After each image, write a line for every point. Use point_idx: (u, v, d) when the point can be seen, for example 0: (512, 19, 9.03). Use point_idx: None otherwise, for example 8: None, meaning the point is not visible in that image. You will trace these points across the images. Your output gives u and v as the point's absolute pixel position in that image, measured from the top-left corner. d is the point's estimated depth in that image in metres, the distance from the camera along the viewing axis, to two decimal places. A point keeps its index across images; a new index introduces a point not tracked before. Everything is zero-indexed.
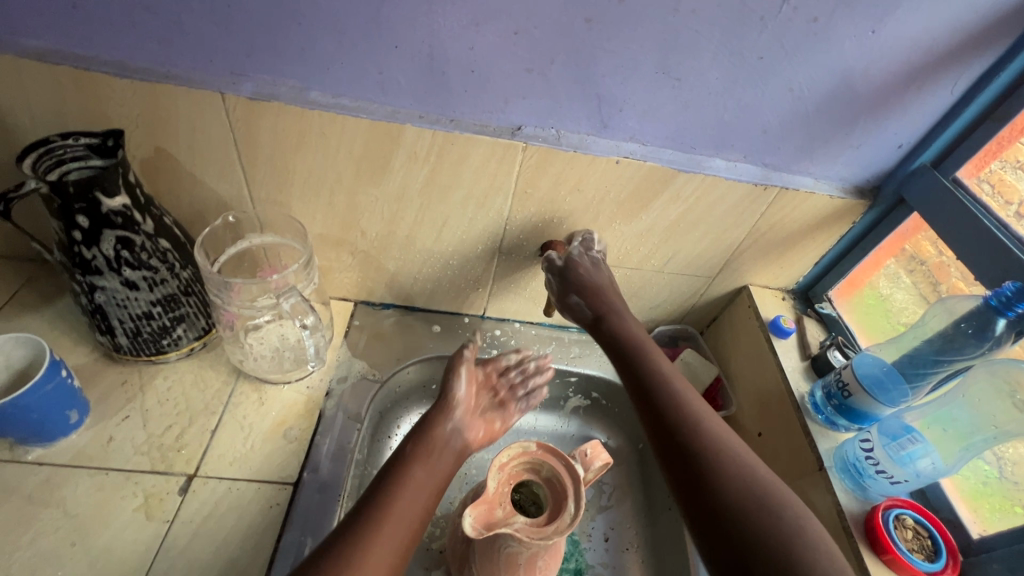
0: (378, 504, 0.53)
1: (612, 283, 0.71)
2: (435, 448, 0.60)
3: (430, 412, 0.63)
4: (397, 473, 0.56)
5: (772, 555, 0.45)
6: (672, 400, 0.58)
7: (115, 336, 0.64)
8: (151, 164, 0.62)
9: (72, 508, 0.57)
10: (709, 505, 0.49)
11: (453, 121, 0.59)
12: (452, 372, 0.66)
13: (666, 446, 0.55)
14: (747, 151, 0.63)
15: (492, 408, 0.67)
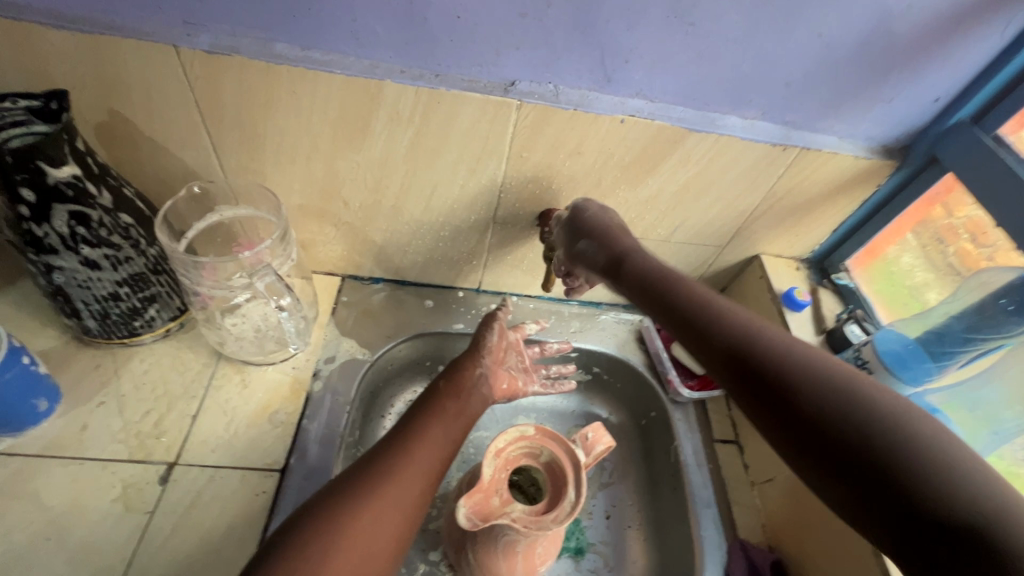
0: (401, 447, 0.52)
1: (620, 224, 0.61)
2: (464, 389, 0.61)
3: (463, 356, 0.65)
4: (420, 420, 0.56)
5: None
6: None
7: (82, 319, 0.59)
8: (106, 130, 0.56)
9: (46, 500, 0.54)
10: None
11: (438, 76, 0.53)
12: (487, 325, 0.67)
13: None
14: (765, 107, 0.57)
15: (516, 368, 0.69)
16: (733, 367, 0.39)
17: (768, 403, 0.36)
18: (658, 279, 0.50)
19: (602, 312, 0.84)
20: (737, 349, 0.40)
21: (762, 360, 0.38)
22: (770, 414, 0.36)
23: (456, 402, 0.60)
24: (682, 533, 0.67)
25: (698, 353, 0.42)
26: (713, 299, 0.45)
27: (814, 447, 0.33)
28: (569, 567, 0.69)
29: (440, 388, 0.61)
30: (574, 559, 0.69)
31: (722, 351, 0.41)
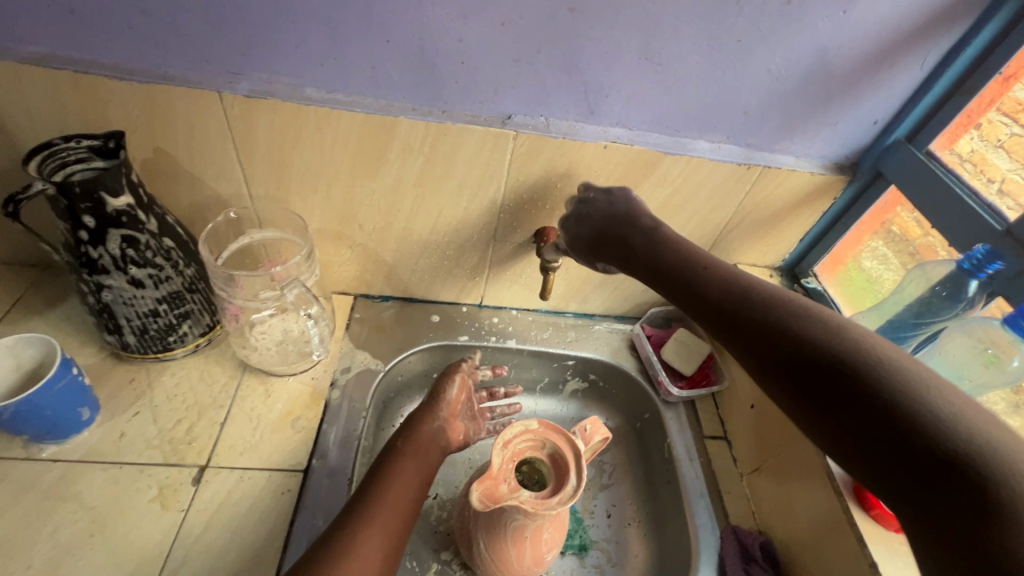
0: (356, 522, 0.50)
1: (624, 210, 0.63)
2: (422, 446, 0.60)
3: (419, 411, 0.63)
4: (382, 480, 0.55)
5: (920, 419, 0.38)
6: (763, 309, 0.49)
7: (123, 335, 0.65)
8: (152, 165, 0.63)
9: (89, 501, 0.58)
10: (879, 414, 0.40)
11: (444, 112, 0.61)
12: (450, 375, 0.68)
13: (790, 367, 0.45)
14: (729, 132, 0.65)
15: (469, 417, 0.67)
16: (796, 366, 0.45)
17: (820, 389, 0.43)
18: (695, 267, 0.56)
19: (596, 322, 0.90)
20: (804, 346, 0.45)
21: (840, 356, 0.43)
22: (835, 410, 0.42)
23: (415, 460, 0.58)
24: (679, 524, 0.72)
25: (749, 338, 0.48)
26: (772, 297, 0.50)
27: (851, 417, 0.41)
28: (574, 563, 0.73)
29: (397, 447, 0.59)
30: (578, 556, 0.73)
31: (779, 342, 0.46)
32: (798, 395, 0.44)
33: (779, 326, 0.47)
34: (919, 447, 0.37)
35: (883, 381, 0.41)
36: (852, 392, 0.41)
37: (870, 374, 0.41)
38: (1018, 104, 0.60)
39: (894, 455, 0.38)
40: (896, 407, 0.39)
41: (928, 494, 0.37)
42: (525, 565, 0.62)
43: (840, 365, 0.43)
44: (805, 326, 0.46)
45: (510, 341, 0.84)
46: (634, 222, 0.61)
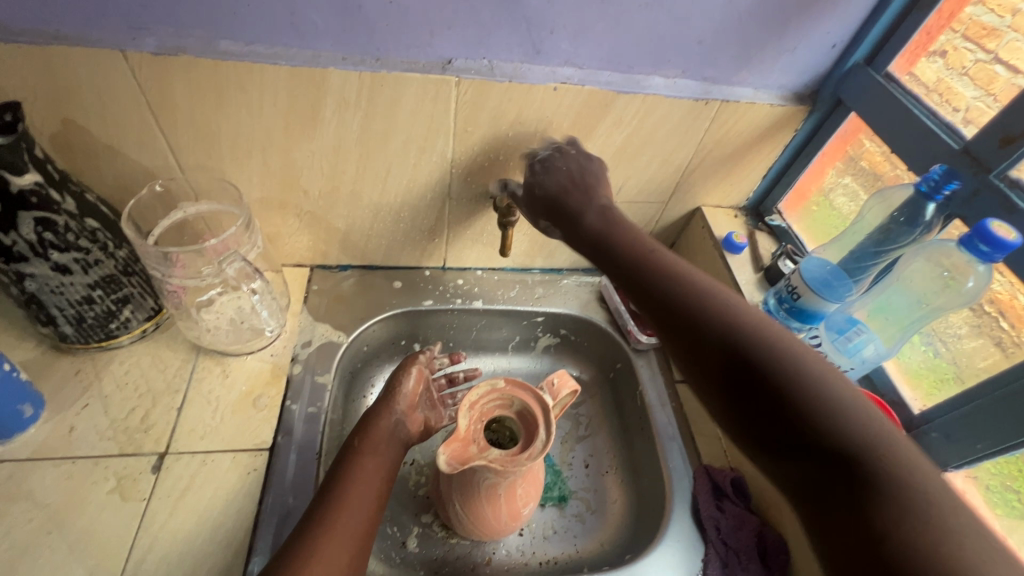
0: (320, 525, 0.48)
1: (576, 180, 0.63)
2: (380, 440, 0.59)
3: (376, 406, 0.62)
4: (337, 482, 0.53)
5: (823, 425, 0.39)
6: (693, 301, 0.50)
7: (59, 326, 0.61)
8: (62, 140, 0.57)
9: (42, 499, 0.56)
10: (788, 413, 0.41)
11: (379, 60, 0.57)
12: (405, 368, 0.67)
13: (711, 364, 0.46)
14: (684, 66, 0.62)
15: (427, 406, 0.67)
16: (724, 362, 0.45)
17: (743, 389, 0.44)
18: (637, 249, 0.57)
19: (564, 277, 0.89)
20: (727, 335, 0.46)
21: (757, 350, 0.44)
22: (753, 413, 0.43)
23: (373, 457, 0.57)
24: (654, 467, 0.73)
25: (675, 331, 0.49)
26: (710, 288, 0.51)
27: (769, 418, 0.42)
28: (554, 514, 0.74)
29: (355, 446, 0.57)
30: (558, 506, 0.74)
31: (705, 336, 0.47)
32: (718, 388, 0.46)
33: (703, 317, 0.48)
34: (823, 444, 0.39)
35: (792, 383, 0.42)
36: (772, 394, 0.42)
37: (785, 372, 0.42)
38: (982, 28, 0.57)
39: (804, 454, 0.40)
40: (807, 410, 0.40)
41: (817, 488, 0.39)
42: (502, 521, 0.63)
43: (755, 363, 0.44)
44: (737, 314, 0.47)
45: (476, 302, 0.82)
46: (589, 195, 0.63)
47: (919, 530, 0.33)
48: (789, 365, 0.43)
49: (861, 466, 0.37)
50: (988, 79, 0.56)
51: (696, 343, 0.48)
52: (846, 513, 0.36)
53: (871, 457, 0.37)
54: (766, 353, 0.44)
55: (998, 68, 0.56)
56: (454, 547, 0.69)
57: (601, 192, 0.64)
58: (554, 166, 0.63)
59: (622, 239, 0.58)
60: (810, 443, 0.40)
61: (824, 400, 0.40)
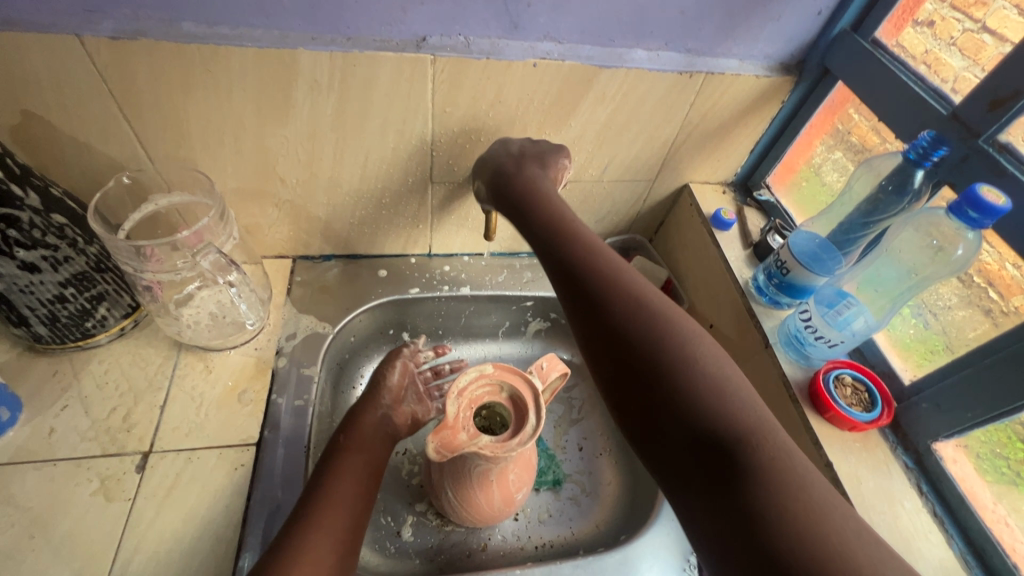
0: (307, 519, 0.48)
1: (523, 155, 0.63)
2: (366, 436, 0.59)
3: (361, 402, 0.62)
4: (323, 480, 0.53)
5: (698, 407, 0.41)
6: (604, 279, 0.51)
7: (32, 327, 0.59)
8: (23, 132, 0.55)
9: (24, 503, 0.54)
10: (668, 393, 0.43)
11: (350, 39, 0.55)
12: (389, 363, 0.67)
13: (608, 340, 0.47)
14: (667, 37, 0.60)
15: (414, 398, 0.66)
16: (620, 340, 0.47)
17: (635, 366, 0.45)
18: (560, 226, 0.57)
19: None
20: (635, 328, 0.47)
21: (665, 346, 0.45)
22: (636, 390, 0.44)
23: (360, 455, 0.57)
24: None
25: (583, 305, 0.50)
26: (622, 272, 0.52)
27: (653, 395, 0.43)
28: (549, 498, 0.73)
29: (341, 444, 0.57)
30: (553, 490, 0.74)
31: (609, 313, 0.48)
32: (612, 370, 0.47)
33: (610, 296, 0.49)
34: (706, 438, 0.40)
35: (680, 368, 0.44)
36: (660, 374, 0.44)
37: (675, 357, 0.44)
38: None
39: (679, 434, 0.41)
40: (689, 394, 0.42)
41: (686, 467, 0.40)
42: (496, 507, 0.62)
43: (653, 344, 0.46)
44: (643, 299, 0.49)
45: (463, 288, 0.81)
46: (525, 166, 0.62)
47: (796, 529, 0.34)
48: (678, 353, 0.45)
49: (729, 451, 0.39)
50: (976, 49, 0.54)
51: (600, 318, 0.49)
52: (709, 497, 0.38)
53: (752, 454, 0.38)
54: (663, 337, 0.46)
55: (985, 37, 0.53)
56: (449, 535, 0.68)
57: (544, 172, 0.63)
58: (502, 149, 0.64)
59: (546, 215, 0.59)
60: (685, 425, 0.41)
61: (701, 387, 0.42)
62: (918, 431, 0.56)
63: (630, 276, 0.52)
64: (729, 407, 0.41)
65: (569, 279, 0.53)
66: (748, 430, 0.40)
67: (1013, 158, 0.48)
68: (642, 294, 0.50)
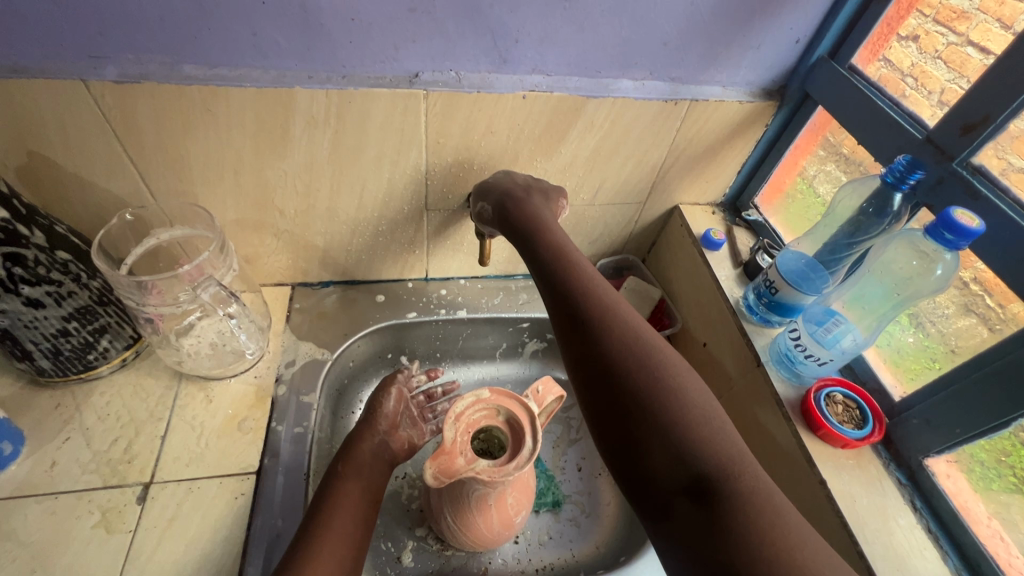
0: (307, 550, 0.49)
1: (527, 187, 0.66)
2: (364, 463, 0.59)
3: (365, 424, 0.63)
4: (323, 509, 0.53)
5: (685, 439, 0.42)
6: (600, 308, 0.52)
7: (35, 361, 0.60)
8: (29, 173, 0.57)
9: (25, 537, 0.55)
10: (656, 423, 0.44)
11: (345, 77, 0.57)
12: (384, 388, 0.67)
13: (599, 368, 0.48)
14: (651, 67, 0.62)
15: (409, 423, 0.67)
16: (611, 369, 0.48)
17: (624, 395, 0.46)
18: (559, 254, 0.59)
19: None
20: (627, 358, 0.48)
21: (655, 376, 0.46)
22: (624, 419, 0.45)
23: (356, 482, 0.57)
24: None
25: (578, 332, 0.51)
26: (617, 302, 0.53)
27: (641, 424, 0.44)
28: (549, 520, 0.73)
29: (339, 472, 0.58)
30: (553, 512, 0.74)
31: (602, 341, 0.49)
32: (601, 398, 0.47)
33: (605, 325, 0.50)
34: (692, 470, 0.41)
35: (668, 399, 0.45)
36: (648, 404, 0.45)
37: (664, 388, 0.45)
38: (953, 11, 0.56)
39: (664, 465, 0.42)
40: (676, 425, 0.43)
41: (669, 498, 0.41)
42: (495, 531, 0.63)
43: (643, 373, 0.47)
44: (637, 330, 0.50)
45: (460, 311, 0.82)
46: (529, 197, 0.64)
47: (775, 562, 0.35)
48: (667, 384, 0.46)
49: (713, 484, 0.40)
50: (961, 61, 0.54)
51: (593, 347, 0.49)
52: (692, 528, 0.39)
53: (735, 488, 0.39)
54: (652, 368, 0.47)
55: (969, 50, 0.54)
56: (450, 559, 0.68)
57: (546, 203, 0.65)
58: (503, 181, 0.66)
59: (544, 241, 0.60)
60: (671, 456, 0.42)
61: (687, 419, 0.43)
62: (910, 447, 0.57)
63: (620, 304, 0.53)
64: (707, 438, 0.42)
65: (562, 304, 0.54)
66: (731, 463, 0.41)
67: (986, 181, 0.50)
68: (635, 325, 0.51)
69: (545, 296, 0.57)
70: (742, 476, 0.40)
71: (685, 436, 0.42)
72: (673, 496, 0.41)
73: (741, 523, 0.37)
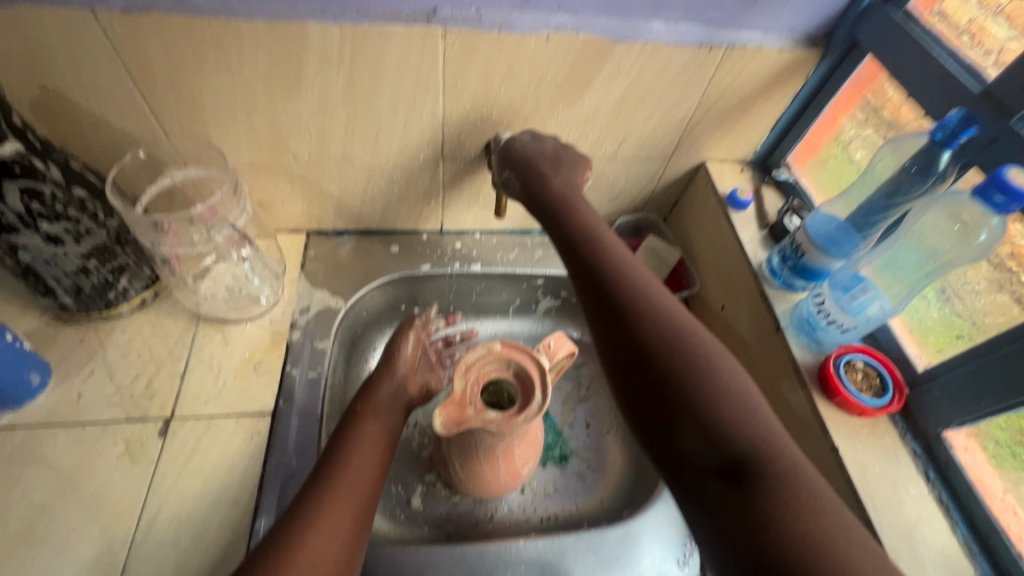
0: (326, 484, 0.50)
1: (554, 152, 0.64)
2: (379, 404, 0.60)
3: (376, 372, 0.64)
4: (342, 447, 0.54)
5: (719, 423, 0.41)
6: (628, 289, 0.51)
7: (58, 297, 0.62)
8: (43, 107, 0.56)
9: (55, 462, 0.57)
10: (688, 406, 0.43)
11: (359, 12, 0.53)
12: (400, 334, 0.67)
13: (628, 351, 0.47)
14: (686, 9, 0.58)
15: (426, 368, 0.68)
16: (641, 352, 0.47)
17: (655, 377, 0.45)
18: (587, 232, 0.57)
19: None
20: (659, 340, 0.47)
21: (688, 358, 0.45)
22: (656, 402, 0.44)
23: (376, 423, 0.58)
24: None
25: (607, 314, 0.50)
26: (647, 283, 0.52)
27: (673, 407, 0.43)
28: (555, 473, 0.75)
29: (358, 412, 0.59)
30: (558, 465, 0.75)
31: (633, 323, 0.48)
32: (631, 381, 0.47)
33: (635, 306, 0.49)
34: (727, 454, 0.40)
35: (702, 381, 0.44)
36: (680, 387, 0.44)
37: (696, 370, 0.44)
38: None
39: (697, 448, 0.41)
40: (710, 409, 0.42)
41: (702, 481, 0.41)
42: (502, 480, 0.64)
43: (674, 355, 0.46)
44: (668, 312, 0.49)
45: (474, 265, 0.81)
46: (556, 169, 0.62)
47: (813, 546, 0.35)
48: (700, 365, 0.45)
49: (749, 467, 0.39)
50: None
51: (622, 329, 0.48)
52: (725, 511, 0.39)
53: (772, 473, 0.38)
54: (685, 350, 0.46)
55: None
56: (456, 505, 0.70)
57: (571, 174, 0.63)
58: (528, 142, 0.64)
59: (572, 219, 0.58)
60: (705, 439, 0.41)
61: (721, 401, 0.43)
62: (929, 419, 0.55)
63: (651, 284, 0.52)
64: (743, 422, 0.41)
65: (590, 286, 0.53)
66: (767, 446, 0.40)
67: None
68: (665, 306, 0.50)
69: (571, 274, 0.56)
70: (777, 458, 0.39)
71: (720, 419, 0.42)
72: (707, 479, 0.40)
73: (776, 505, 0.37)
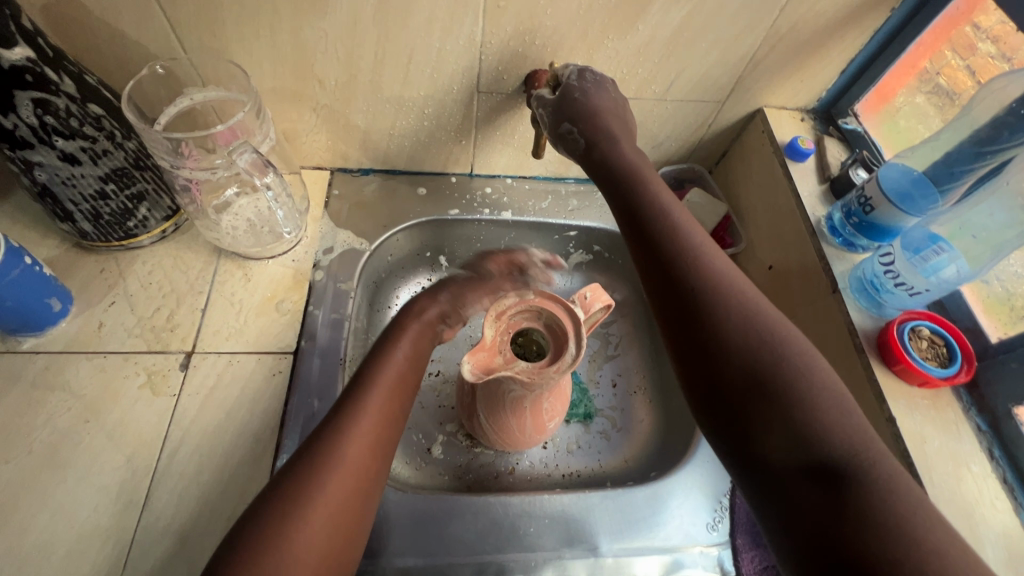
0: (358, 400, 0.49)
1: (613, 111, 0.60)
2: (409, 330, 0.59)
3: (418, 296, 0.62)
4: (373, 365, 0.53)
5: (807, 421, 0.39)
6: (707, 273, 0.48)
7: (77, 223, 0.60)
8: (55, 14, 0.52)
9: (78, 389, 0.57)
10: (774, 401, 0.40)
11: None
12: None
13: (705, 337, 0.45)
14: None
15: None
16: (721, 340, 0.44)
17: (738, 369, 0.42)
18: (658, 206, 0.53)
19: None
20: (741, 329, 0.44)
21: (771, 350, 0.43)
22: (737, 394, 0.42)
23: (406, 347, 0.56)
24: None
25: (682, 296, 0.47)
26: (724, 267, 0.49)
27: (756, 401, 0.41)
28: (579, 430, 0.73)
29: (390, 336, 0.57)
30: (583, 423, 0.73)
31: (714, 309, 0.45)
32: (707, 369, 0.44)
33: (715, 291, 0.46)
34: (816, 453, 0.38)
35: (789, 374, 0.41)
36: (765, 380, 0.41)
37: (781, 364, 0.42)
38: None
39: (780, 443, 0.39)
40: (797, 404, 0.40)
41: (782, 478, 0.38)
42: (528, 433, 0.62)
43: (758, 347, 0.43)
44: (750, 300, 0.46)
45: (505, 213, 0.77)
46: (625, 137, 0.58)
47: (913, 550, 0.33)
48: (784, 360, 0.42)
49: (841, 468, 0.37)
50: None
51: (700, 315, 0.45)
52: (810, 510, 0.36)
53: (866, 476, 0.36)
54: (768, 342, 0.43)
55: None
56: (478, 456, 0.69)
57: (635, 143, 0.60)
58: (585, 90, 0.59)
59: (643, 194, 0.54)
60: (790, 435, 0.39)
61: (807, 397, 0.40)
62: (998, 393, 0.51)
63: (727, 269, 0.49)
64: (831, 422, 0.39)
65: (662, 263, 0.49)
66: (858, 447, 0.38)
67: None
68: (744, 293, 0.47)
69: (636, 254, 0.52)
70: (869, 460, 0.37)
71: (809, 416, 0.39)
72: (790, 476, 0.38)
73: (869, 504, 0.35)
